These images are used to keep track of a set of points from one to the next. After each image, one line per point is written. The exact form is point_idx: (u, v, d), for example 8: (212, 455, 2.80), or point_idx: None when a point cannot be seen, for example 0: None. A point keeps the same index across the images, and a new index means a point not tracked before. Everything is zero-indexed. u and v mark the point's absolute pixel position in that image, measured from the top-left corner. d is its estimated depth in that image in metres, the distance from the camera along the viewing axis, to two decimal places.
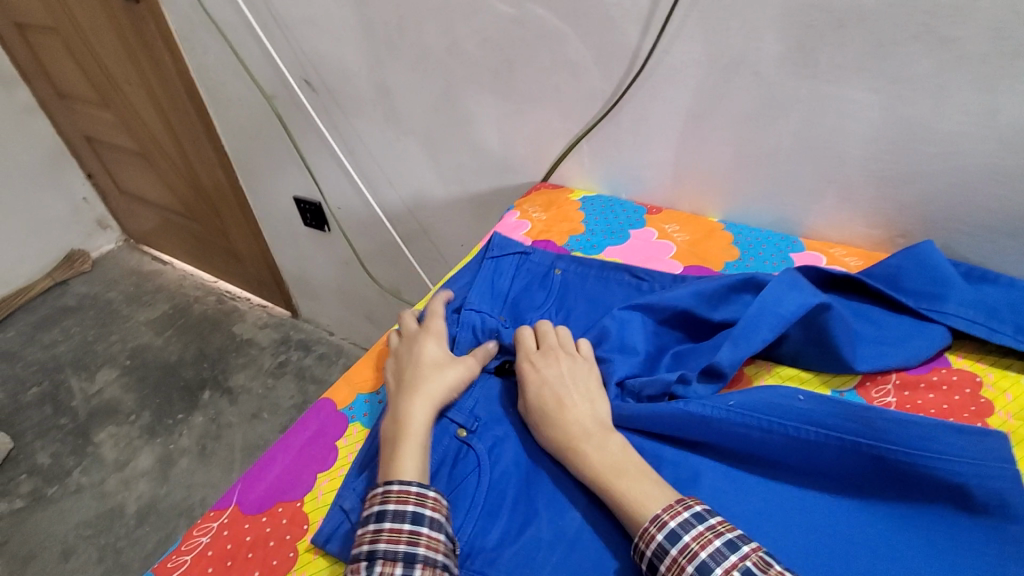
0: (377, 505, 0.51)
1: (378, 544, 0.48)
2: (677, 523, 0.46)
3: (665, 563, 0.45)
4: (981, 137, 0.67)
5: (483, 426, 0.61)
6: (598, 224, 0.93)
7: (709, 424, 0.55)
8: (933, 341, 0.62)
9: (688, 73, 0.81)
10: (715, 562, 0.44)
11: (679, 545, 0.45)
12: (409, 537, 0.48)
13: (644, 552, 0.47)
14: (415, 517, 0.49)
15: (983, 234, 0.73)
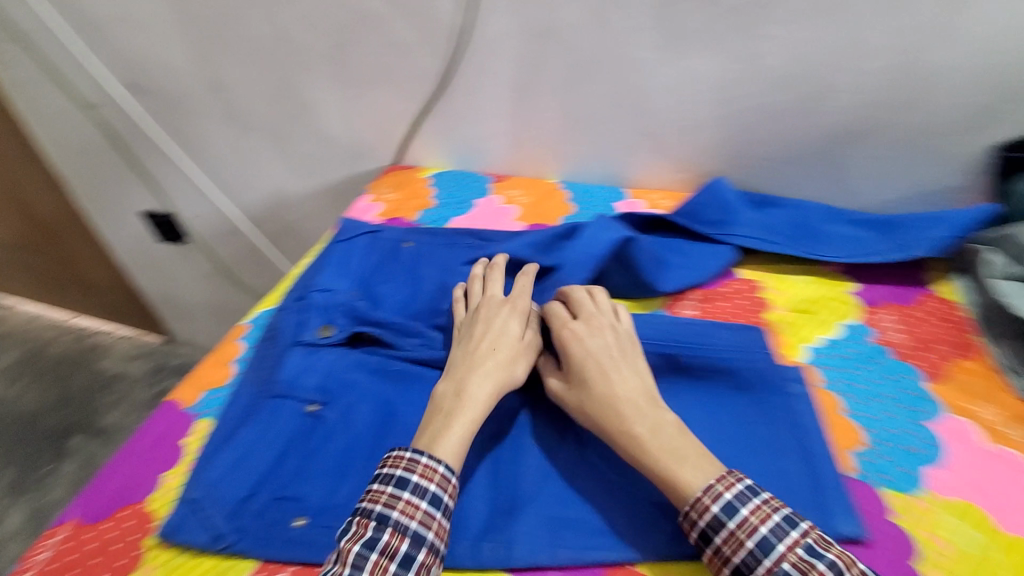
0: (401, 470, 0.51)
1: (382, 511, 0.48)
2: (734, 495, 0.47)
3: (718, 532, 0.46)
4: (749, 82, 0.78)
5: (334, 396, 0.62)
6: (447, 198, 0.97)
7: (540, 350, 0.64)
8: (721, 259, 0.74)
9: (507, 45, 0.85)
10: (779, 538, 0.45)
11: (738, 518, 0.46)
12: (427, 512, 0.49)
13: (693, 521, 0.47)
14: (417, 488, 0.50)
15: (766, 166, 0.85)
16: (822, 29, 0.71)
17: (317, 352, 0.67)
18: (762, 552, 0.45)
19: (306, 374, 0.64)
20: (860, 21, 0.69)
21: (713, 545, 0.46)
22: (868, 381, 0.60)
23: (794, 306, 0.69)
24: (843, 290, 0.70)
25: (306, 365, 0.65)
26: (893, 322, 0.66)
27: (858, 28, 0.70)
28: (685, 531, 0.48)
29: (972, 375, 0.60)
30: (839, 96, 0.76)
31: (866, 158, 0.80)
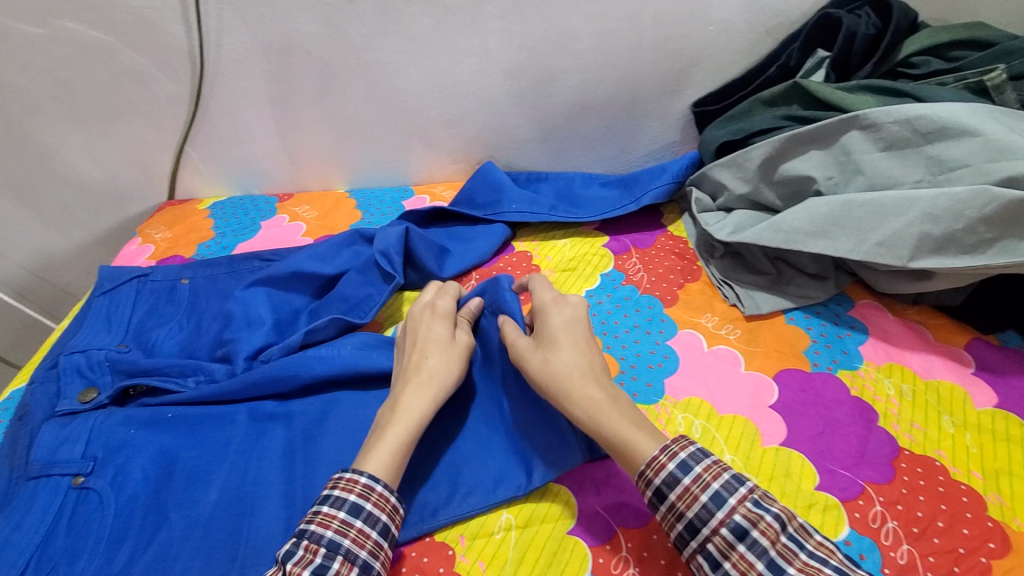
0: (355, 495, 0.47)
1: (333, 538, 0.45)
2: (689, 453, 0.46)
3: (671, 489, 0.45)
4: (490, 72, 0.85)
5: (104, 461, 0.57)
6: (228, 225, 0.92)
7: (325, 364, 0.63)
8: (496, 235, 0.80)
9: (251, 62, 0.84)
10: (728, 492, 0.44)
11: (692, 475, 0.45)
12: (371, 531, 0.47)
13: (649, 480, 0.46)
14: (353, 508, 0.47)
15: (526, 146, 0.94)
16: (534, 18, 0.80)
17: (77, 420, 0.60)
18: (715, 505, 0.43)
19: (64, 447, 0.58)
20: (561, 9, 0.79)
21: (669, 503, 0.45)
22: (621, 317, 0.70)
23: (560, 267, 0.77)
24: (599, 244, 0.80)
25: (64, 436, 0.59)
26: (638, 264, 0.76)
27: (562, 15, 0.80)
28: (642, 490, 0.47)
29: (695, 294, 0.72)
30: (566, 75, 0.86)
31: (603, 126, 0.92)
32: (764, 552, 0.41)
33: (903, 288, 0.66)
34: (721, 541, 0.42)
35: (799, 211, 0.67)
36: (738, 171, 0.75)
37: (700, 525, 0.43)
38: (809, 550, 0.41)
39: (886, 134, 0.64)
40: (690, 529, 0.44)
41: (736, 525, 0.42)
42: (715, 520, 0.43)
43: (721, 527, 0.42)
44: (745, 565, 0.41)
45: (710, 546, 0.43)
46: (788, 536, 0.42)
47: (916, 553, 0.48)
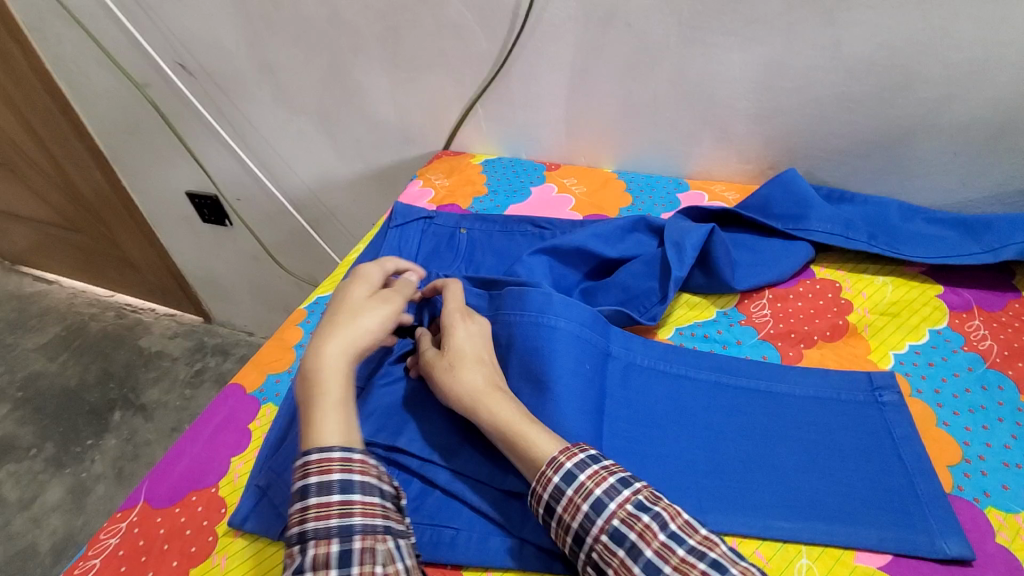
0: (297, 480, 0.47)
1: (303, 529, 0.45)
2: (573, 461, 0.47)
3: (557, 501, 0.46)
4: (829, 69, 0.74)
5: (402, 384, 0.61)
6: (499, 185, 0.95)
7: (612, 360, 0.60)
8: (799, 255, 0.71)
9: (569, 28, 0.83)
10: (607, 499, 0.45)
11: (575, 484, 0.46)
12: (296, 504, 0.46)
13: (539, 494, 0.47)
14: (300, 493, 0.46)
15: (837, 158, 0.81)
16: (912, 13, 0.67)
17: None
18: (595, 512, 0.45)
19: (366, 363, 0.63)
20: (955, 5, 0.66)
21: (556, 515, 0.46)
22: (961, 388, 0.57)
23: (876, 308, 0.65)
24: (930, 293, 0.66)
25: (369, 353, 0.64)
26: (984, 329, 0.62)
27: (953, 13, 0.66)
28: (533, 507, 0.48)
29: None
30: (926, 84, 0.72)
31: (949, 151, 0.76)
32: (639, 555, 0.42)
33: None
34: (604, 550, 0.44)
35: None
36: None
37: (585, 534, 0.45)
38: (692, 544, 0.42)
39: None
40: (577, 539, 0.45)
41: (614, 529, 0.44)
42: (595, 527, 0.44)
43: (602, 535, 0.44)
44: (624, 571, 0.42)
45: (597, 555, 0.44)
46: (667, 534, 0.43)
47: None
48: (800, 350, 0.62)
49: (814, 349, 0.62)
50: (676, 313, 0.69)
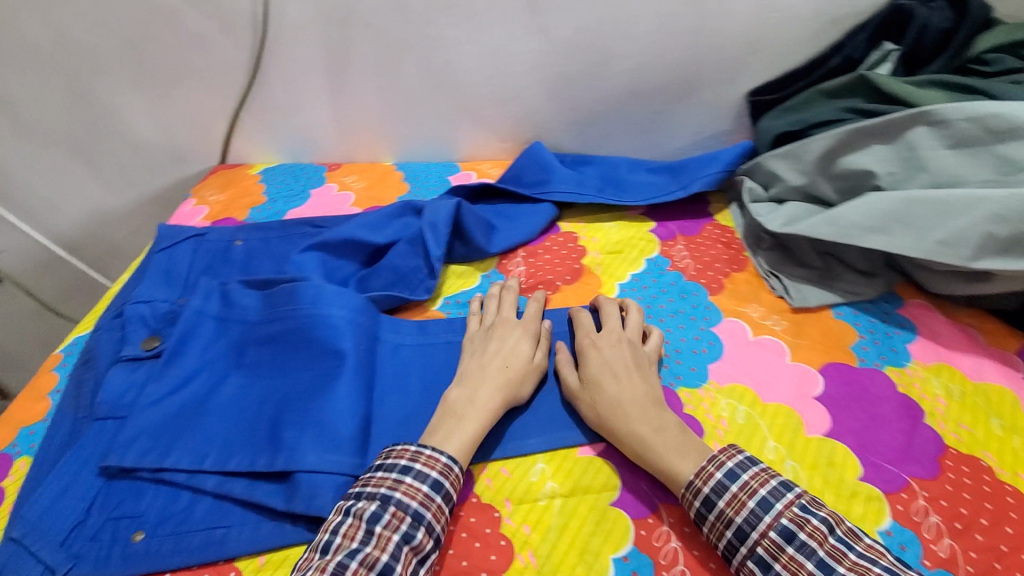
0: (438, 472, 0.51)
1: (420, 509, 0.49)
2: (735, 463, 0.50)
3: (719, 496, 0.48)
4: (546, 51, 0.85)
5: (170, 401, 0.60)
6: (279, 192, 0.95)
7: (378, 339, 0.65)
8: (544, 215, 0.81)
9: (312, 31, 0.85)
10: (776, 498, 0.47)
11: (740, 482, 0.48)
12: (425, 487, 0.50)
13: (698, 489, 0.49)
14: (434, 484, 0.50)
15: (575, 127, 0.94)
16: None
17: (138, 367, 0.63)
18: (762, 510, 0.47)
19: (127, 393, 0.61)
20: None
21: (719, 511, 0.48)
22: (666, 300, 0.70)
23: (606, 249, 0.78)
24: (646, 230, 0.81)
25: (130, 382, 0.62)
26: (684, 250, 0.77)
27: None
28: (687, 502, 0.50)
29: (740, 284, 0.73)
30: (622, 58, 0.85)
31: (655, 111, 0.91)
32: (812, 553, 0.44)
33: (958, 291, 0.65)
34: (772, 545, 0.46)
35: (855, 206, 0.66)
36: (794, 163, 0.74)
37: (750, 530, 0.47)
38: (858, 551, 0.44)
39: (953, 131, 0.62)
40: (740, 534, 0.47)
41: (784, 527, 0.46)
42: (763, 524, 0.46)
43: (770, 531, 0.46)
44: (798, 565, 0.44)
45: (761, 551, 0.46)
46: (837, 537, 0.45)
47: (958, 547, 0.48)
48: (548, 296, 0.72)
49: (559, 292, 0.73)
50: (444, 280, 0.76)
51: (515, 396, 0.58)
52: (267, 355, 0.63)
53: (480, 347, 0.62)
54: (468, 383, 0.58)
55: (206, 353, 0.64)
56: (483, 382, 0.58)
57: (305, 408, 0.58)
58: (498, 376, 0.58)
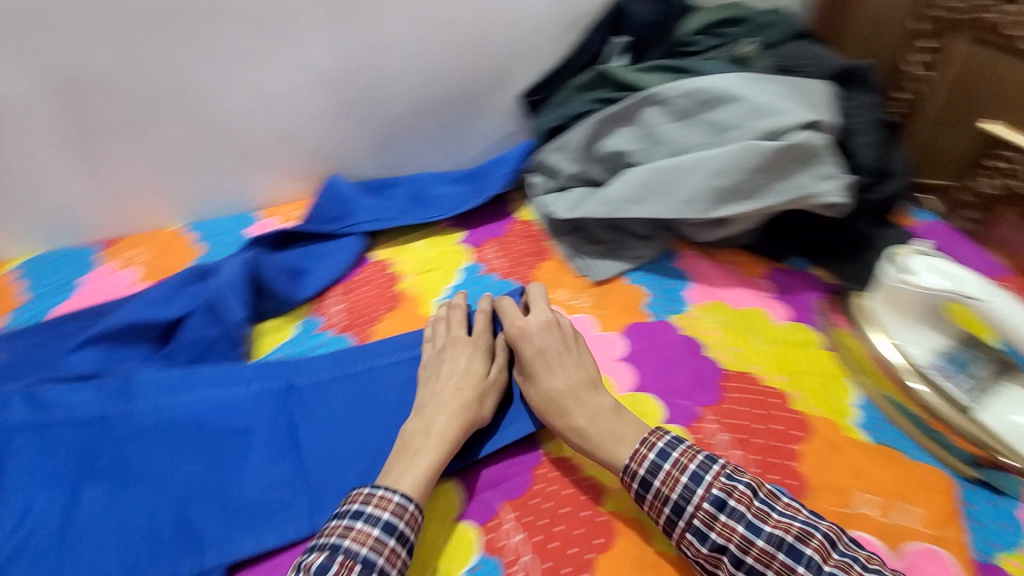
0: (388, 514, 0.50)
1: (370, 554, 0.47)
2: (665, 441, 0.53)
3: (655, 476, 0.51)
4: (316, 84, 0.84)
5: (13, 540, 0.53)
6: (44, 288, 0.83)
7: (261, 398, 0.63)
8: (351, 249, 0.82)
9: (34, 100, 0.74)
10: (704, 471, 0.50)
11: (671, 460, 0.51)
12: (376, 530, 0.49)
13: (635, 472, 0.52)
14: (387, 526, 0.49)
15: (368, 154, 0.94)
16: (350, 27, 0.82)
17: None
18: (694, 483, 0.50)
19: None
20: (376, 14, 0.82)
21: (656, 489, 0.51)
22: (484, 304, 0.76)
23: (421, 269, 0.81)
24: (455, 241, 0.86)
25: None
26: (494, 252, 0.84)
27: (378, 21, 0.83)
28: (628, 485, 0.53)
29: (549, 272, 0.81)
30: (394, 80, 0.88)
31: (441, 126, 0.96)
32: (742, 516, 0.47)
33: (709, 235, 0.77)
34: (706, 516, 0.48)
35: (618, 183, 0.76)
36: (566, 154, 0.82)
37: (685, 503, 0.50)
38: (780, 510, 0.48)
39: (674, 107, 0.75)
40: (677, 509, 0.50)
41: (715, 497, 0.49)
42: (697, 496, 0.49)
43: (704, 502, 0.49)
44: (730, 531, 0.48)
45: (697, 523, 0.49)
46: (761, 498, 0.49)
47: (745, 455, 0.57)
48: (368, 329, 0.72)
49: (379, 324, 0.73)
50: (259, 340, 0.72)
51: (476, 416, 0.60)
52: (131, 454, 0.59)
53: (434, 373, 0.63)
54: (425, 414, 0.59)
55: (46, 474, 0.57)
56: (440, 411, 0.59)
57: (210, 491, 0.57)
58: (454, 401, 0.59)
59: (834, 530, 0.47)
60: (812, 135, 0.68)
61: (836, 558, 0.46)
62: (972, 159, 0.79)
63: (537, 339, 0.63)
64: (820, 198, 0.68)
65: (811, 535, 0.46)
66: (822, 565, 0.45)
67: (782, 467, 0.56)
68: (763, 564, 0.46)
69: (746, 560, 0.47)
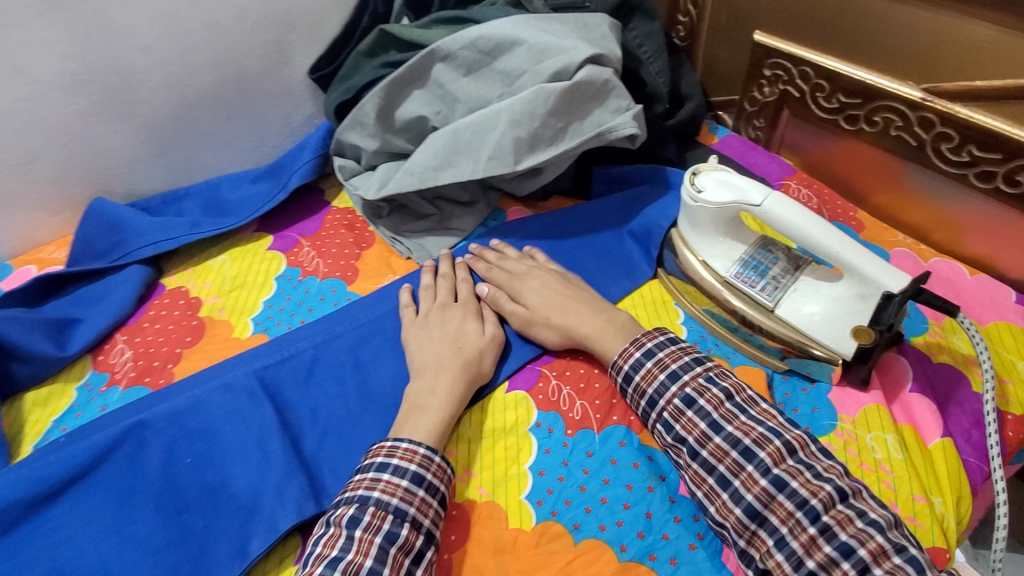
0: (416, 464, 0.49)
1: (401, 505, 0.46)
2: (654, 343, 0.54)
3: (637, 371, 0.54)
4: (45, 92, 0.71)
5: (275, 427, 0.57)
6: None
7: (377, 311, 0.68)
8: (135, 282, 0.71)
9: None
10: (684, 371, 0.52)
11: (655, 359, 0.53)
12: (405, 481, 0.48)
13: (621, 367, 0.55)
14: (414, 478, 0.48)
15: (141, 165, 0.82)
16: (72, 19, 0.68)
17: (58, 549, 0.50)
18: (670, 380, 0.52)
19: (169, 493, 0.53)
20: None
21: (635, 383, 0.54)
22: (306, 313, 0.69)
23: (226, 289, 0.72)
24: (261, 249, 0.77)
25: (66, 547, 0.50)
26: (312, 251, 0.76)
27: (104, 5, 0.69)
28: (614, 378, 0.56)
29: (373, 260, 0.75)
30: (146, 75, 0.76)
31: (225, 120, 0.85)
32: (705, 414, 0.49)
33: (527, 186, 0.74)
34: (674, 409, 0.51)
35: (421, 152, 0.72)
36: (363, 129, 0.75)
37: (658, 397, 0.52)
38: (752, 414, 0.49)
39: (461, 60, 0.71)
40: (651, 402, 0.53)
41: (686, 394, 0.51)
42: (669, 392, 0.52)
43: (674, 399, 0.51)
44: (692, 425, 0.50)
45: (666, 416, 0.51)
46: (733, 402, 0.50)
47: (587, 404, 0.57)
48: (169, 368, 0.64)
49: (184, 360, 0.65)
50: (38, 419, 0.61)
51: (477, 373, 0.57)
52: (335, 357, 0.64)
53: (426, 335, 0.61)
54: (427, 376, 0.56)
55: (236, 427, 0.57)
56: (441, 372, 0.56)
57: (367, 370, 0.63)
58: (453, 362, 0.57)
59: (799, 439, 0.47)
60: (597, 70, 0.67)
61: (792, 463, 0.46)
62: (749, 70, 0.82)
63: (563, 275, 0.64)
64: (617, 131, 0.67)
65: (769, 441, 0.47)
66: (772, 467, 0.46)
67: (621, 407, 0.57)
68: (716, 459, 0.48)
69: (700, 453, 0.49)
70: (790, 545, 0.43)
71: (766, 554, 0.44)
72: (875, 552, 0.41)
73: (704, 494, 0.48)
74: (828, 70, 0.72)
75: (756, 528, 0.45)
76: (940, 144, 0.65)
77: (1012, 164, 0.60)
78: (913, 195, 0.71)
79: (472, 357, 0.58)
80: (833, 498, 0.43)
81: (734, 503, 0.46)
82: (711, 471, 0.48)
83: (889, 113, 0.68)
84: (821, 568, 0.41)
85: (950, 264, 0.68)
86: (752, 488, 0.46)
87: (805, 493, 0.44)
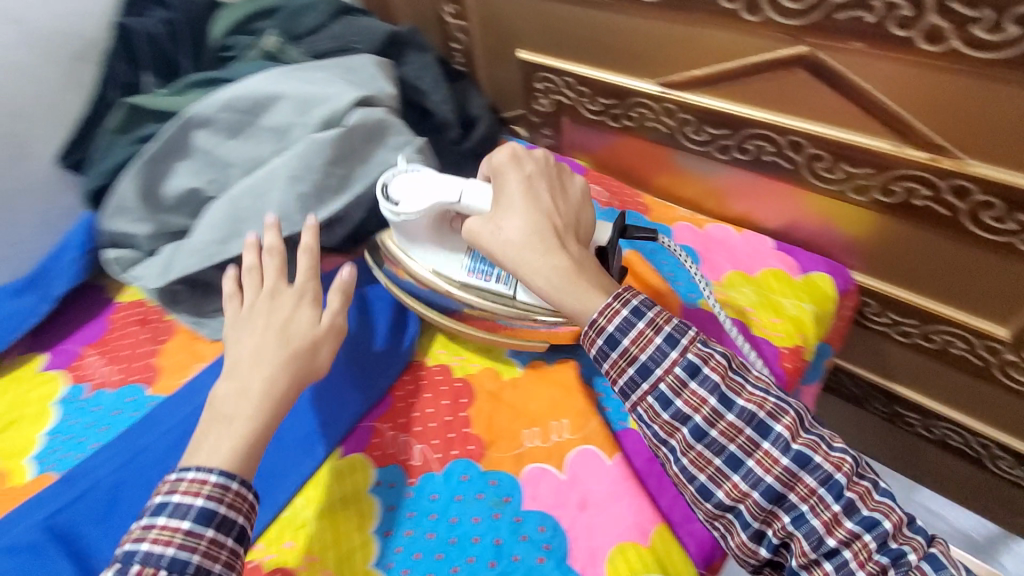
0: (201, 500, 0.43)
1: (180, 555, 0.41)
2: (641, 300, 0.49)
3: (625, 334, 0.48)
4: None
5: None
6: None
7: (187, 411, 0.61)
8: None
9: None
10: (680, 333, 0.48)
11: (646, 317, 0.48)
12: (186, 524, 0.42)
13: (603, 328, 0.48)
14: (199, 517, 0.43)
15: None
16: None
17: None
18: (669, 346, 0.47)
19: None
20: None
21: (624, 347, 0.48)
22: (99, 435, 0.62)
23: None
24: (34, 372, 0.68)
25: None
26: (98, 360, 0.68)
27: None
28: (592, 340, 0.49)
29: (174, 353, 0.69)
30: None
31: None
32: (714, 386, 0.46)
33: None
34: (676, 380, 0.47)
35: (198, 227, 0.66)
36: (128, 215, 0.67)
37: (655, 366, 0.47)
38: (753, 382, 0.47)
39: (221, 123, 0.67)
40: (643, 372, 0.48)
41: (688, 363, 0.47)
42: (670, 359, 0.47)
43: (675, 367, 0.47)
44: (699, 400, 0.46)
45: (664, 388, 0.47)
46: (732, 368, 0.47)
47: (425, 447, 0.56)
48: None
49: None
50: None
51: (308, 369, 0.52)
52: (142, 478, 0.57)
53: (250, 325, 0.54)
54: (238, 375, 0.50)
55: None
56: (261, 369, 0.50)
57: None
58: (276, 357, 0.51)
59: (804, 409, 0.46)
60: (368, 111, 0.67)
61: (806, 436, 0.45)
62: (524, 86, 0.87)
63: (511, 195, 0.55)
64: None
65: (784, 412, 0.45)
66: (792, 443, 0.44)
67: (459, 439, 0.56)
68: (727, 439, 0.45)
69: (709, 433, 0.46)
70: (811, 523, 0.43)
71: (782, 531, 0.44)
72: (894, 524, 0.42)
73: (709, 477, 0.46)
74: (584, 77, 0.78)
75: (775, 509, 0.44)
76: (685, 129, 0.73)
77: (740, 136, 0.68)
78: (681, 172, 0.79)
79: (303, 350, 0.52)
80: (852, 471, 0.44)
81: (749, 485, 0.44)
82: (720, 451, 0.45)
83: (641, 108, 0.75)
84: (842, 543, 0.43)
85: (721, 226, 0.76)
86: (771, 468, 0.44)
87: (829, 467, 0.43)
